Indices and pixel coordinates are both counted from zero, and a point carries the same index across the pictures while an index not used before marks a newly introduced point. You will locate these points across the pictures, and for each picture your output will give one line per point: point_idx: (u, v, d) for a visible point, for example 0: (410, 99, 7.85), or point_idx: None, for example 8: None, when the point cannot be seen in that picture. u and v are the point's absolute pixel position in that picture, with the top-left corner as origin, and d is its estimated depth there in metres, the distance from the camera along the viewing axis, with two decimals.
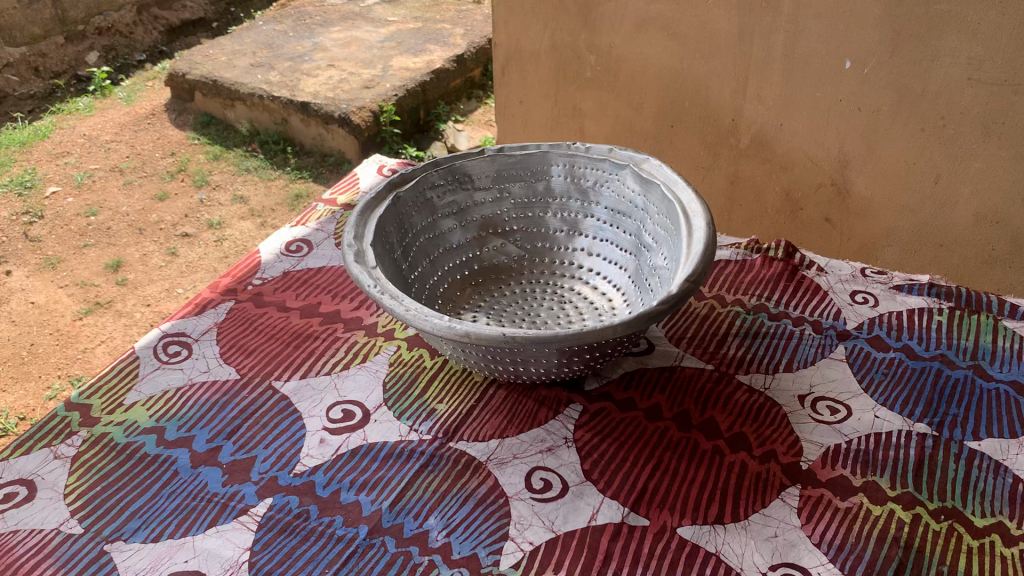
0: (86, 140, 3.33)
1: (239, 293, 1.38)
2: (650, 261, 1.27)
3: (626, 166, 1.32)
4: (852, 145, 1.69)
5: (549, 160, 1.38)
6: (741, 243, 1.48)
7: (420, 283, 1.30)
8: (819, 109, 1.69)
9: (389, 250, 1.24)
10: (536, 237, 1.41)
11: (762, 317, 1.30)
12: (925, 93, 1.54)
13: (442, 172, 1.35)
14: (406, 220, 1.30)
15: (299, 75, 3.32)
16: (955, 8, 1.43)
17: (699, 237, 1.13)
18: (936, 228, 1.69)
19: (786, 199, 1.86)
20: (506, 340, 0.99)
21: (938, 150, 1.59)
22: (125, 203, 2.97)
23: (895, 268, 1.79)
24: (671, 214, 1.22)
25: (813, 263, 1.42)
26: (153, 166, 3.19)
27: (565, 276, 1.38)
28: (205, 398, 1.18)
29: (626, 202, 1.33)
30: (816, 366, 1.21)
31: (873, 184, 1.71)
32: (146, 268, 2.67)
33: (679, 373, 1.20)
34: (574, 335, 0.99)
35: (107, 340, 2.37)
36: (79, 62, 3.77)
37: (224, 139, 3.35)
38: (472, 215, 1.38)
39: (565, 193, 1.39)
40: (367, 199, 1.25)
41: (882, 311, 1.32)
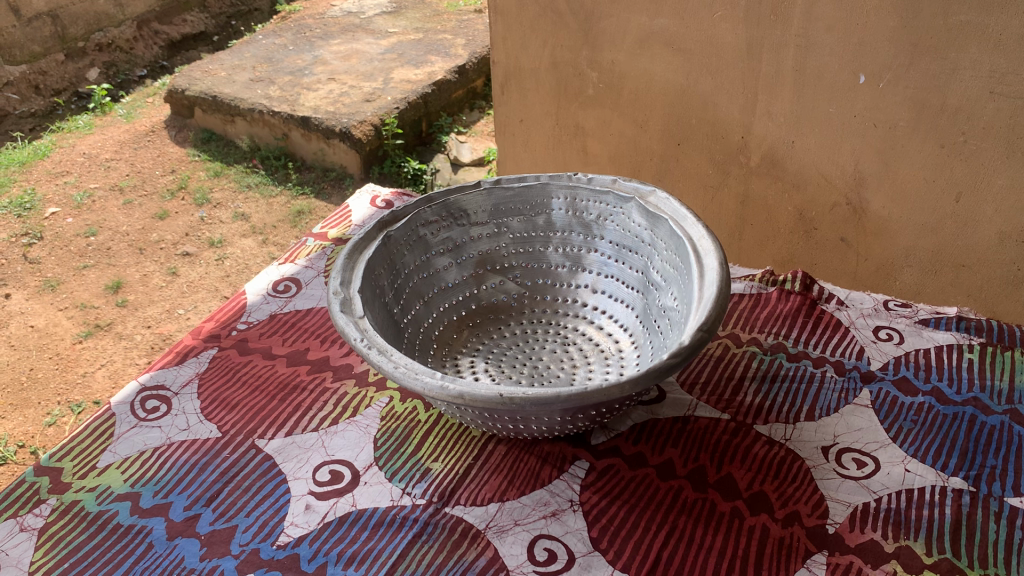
0: (85, 159, 3.27)
1: (222, 339, 1.30)
2: (658, 301, 1.19)
3: (631, 199, 1.23)
4: (868, 163, 1.60)
5: (549, 193, 1.29)
6: (755, 275, 1.39)
7: (413, 326, 1.22)
8: (833, 126, 1.60)
9: (380, 295, 1.16)
10: (536, 273, 1.33)
11: (780, 359, 1.22)
12: (944, 109, 1.45)
13: (436, 207, 1.27)
14: (397, 261, 1.22)
15: (300, 89, 3.25)
16: (977, 17, 1.34)
17: (712, 279, 1.04)
18: (958, 249, 1.60)
19: (799, 219, 1.77)
20: (504, 401, 0.91)
21: (959, 167, 1.50)
22: (125, 223, 2.90)
23: (917, 290, 1.70)
24: (680, 251, 1.14)
25: (832, 296, 1.34)
26: (153, 184, 3.12)
27: (568, 315, 1.30)
28: (184, 459, 1.10)
29: (633, 237, 1.25)
30: (839, 414, 1.13)
31: (890, 204, 1.62)
32: (147, 289, 2.59)
33: (692, 424, 1.11)
34: (577, 395, 0.90)
35: (107, 364, 2.29)
36: (80, 79, 3.71)
37: (225, 156, 3.28)
38: (469, 252, 1.30)
39: (567, 226, 1.30)
40: (355, 240, 1.17)
41: (908, 348, 1.23)
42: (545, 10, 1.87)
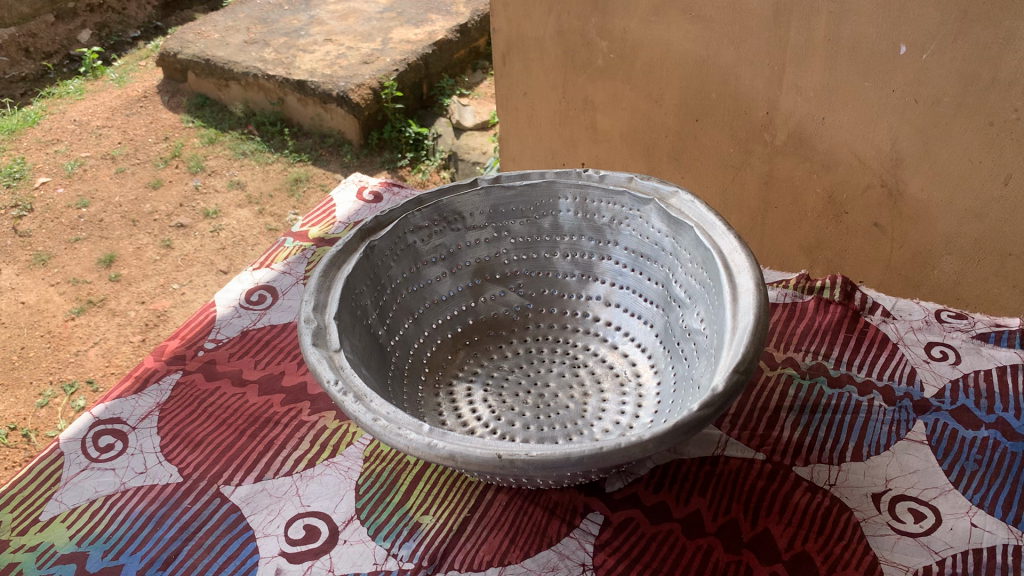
0: (76, 126, 3.09)
1: (188, 360, 1.15)
2: (682, 321, 1.04)
3: (649, 201, 1.07)
4: (907, 142, 1.41)
5: (555, 191, 1.14)
6: (789, 280, 1.24)
7: (401, 349, 1.07)
8: (868, 102, 1.41)
9: (361, 317, 1.01)
10: (541, 282, 1.18)
11: (821, 384, 1.07)
12: (995, 83, 1.27)
13: (427, 211, 1.11)
14: (383, 274, 1.07)
15: (295, 51, 3.06)
16: None
17: (747, 305, 0.89)
18: (1005, 236, 1.41)
19: (828, 202, 1.58)
20: (503, 463, 0.76)
21: (1010, 147, 1.32)
22: (118, 193, 2.74)
23: (957, 281, 1.52)
24: (708, 265, 0.98)
25: (877, 306, 1.19)
26: (146, 152, 2.94)
27: (578, 331, 1.15)
28: (138, 510, 0.96)
29: (652, 244, 1.09)
30: (891, 453, 0.98)
31: (931, 186, 1.43)
32: (140, 263, 2.44)
33: (721, 467, 0.97)
34: (591, 457, 0.75)
35: (101, 342, 2.16)
36: (71, 42, 3.50)
37: (220, 122, 3.11)
38: (464, 259, 1.15)
39: (576, 230, 1.15)
40: (333, 254, 1.02)
41: (966, 370, 1.08)
42: None
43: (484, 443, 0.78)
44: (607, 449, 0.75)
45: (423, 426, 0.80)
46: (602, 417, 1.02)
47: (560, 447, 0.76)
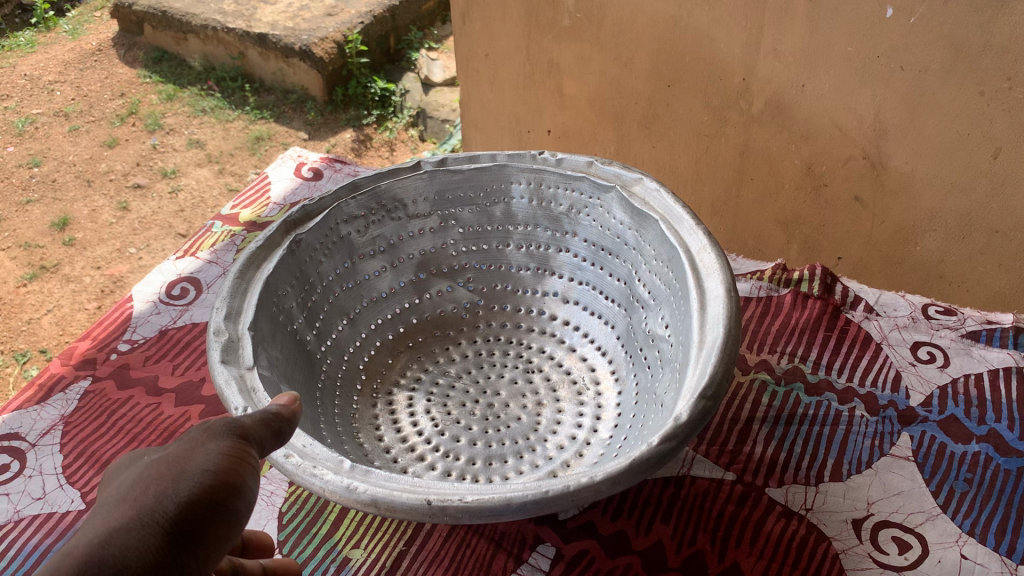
0: (27, 81, 2.89)
1: (99, 364, 1.04)
2: (646, 325, 0.94)
3: (610, 189, 0.96)
4: (891, 112, 1.28)
5: (506, 176, 1.02)
6: (764, 271, 1.16)
7: (334, 356, 0.96)
8: (851, 68, 1.27)
9: (284, 323, 0.89)
10: (492, 275, 1.07)
11: (797, 391, 0.98)
12: (987, 49, 1.14)
13: (362, 199, 0.99)
14: (311, 271, 0.95)
15: (256, 2, 2.86)
16: None
17: (717, 315, 0.78)
18: (993, 213, 1.29)
19: (806, 174, 1.45)
20: (433, 511, 0.65)
21: (1001, 119, 1.19)
22: (72, 151, 2.55)
23: (941, 258, 1.39)
24: (674, 265, 0.87)
25: (859, 301, 1.10)
26: (102, 110, 2.73)
27: (533, 331, 1.04)
28: (33, 543, 0.83)
29: (614, 237, 0.99)
30: (874, 472, 0.89)
31: (915, 159, 1.30)
32: (96, 226, 2.27)
33: (687, 489, 0.88)
34: (536, 504, 0.65)
35: (54, 310, 2.02)
36: None
37: (177, 77, 2.89)
38: (406, 251, 1.04)
39: (530, 219, 1.04)
40: (251, 251, 0.90)
41: (955, 374, 0.99)
42: None
43: (413, 486, 0.67)
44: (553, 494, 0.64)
45: (342, 465, 0.69)
46: (557, 432, 0.91)
47: (499, 491, 0.65)
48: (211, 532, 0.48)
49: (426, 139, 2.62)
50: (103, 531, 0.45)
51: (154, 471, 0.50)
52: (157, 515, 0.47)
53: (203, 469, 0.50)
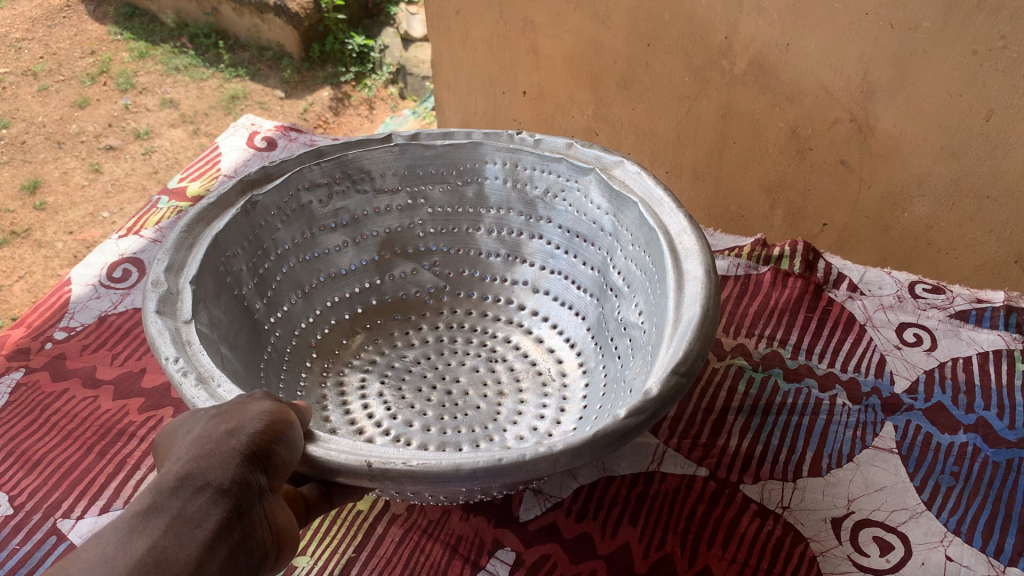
0: None
1: (32, 355, 1.00)
2: (618, 313, 0.88)
3: (589, 171, 0.90)
4: (880, 71, 1.21)
5: (481, 154, 0.95)
6: (743, 247, 1.10)
7: (284, 329, 0.90)
8: (838, 25, 1.20)
9: (231, 286, 0.82)
10: (460, 261, 1.00)
11: (775, 377, 0.93)
12: (981, 5, 1.07)
13: (327, 166, 0.92)
14: (265, 237, 0.88)
15: None
16: None
17: (693, 294, 0.71)
18: (983, 177, 1.22)
19: (791, 137, 1.37)
20: (373, 475, 0.56)
21: (994, 79, 1.12)
22: (42, 112, 2.39)
23: (929, 225, 1.32)
24: (652, 248, 0.81)
25: (842, 280, 1.05)
26: (71, 69, 2.56)
27: (499, 321, 0.97)
28: None
29: (590, 223, 0.92)
30: (855, 465, 0.84)
31: (904, 122, 1.23)
32: (67, 189, 2.15)
33: (656, 487, 0.83)
34: (489, 472, 0.56)
35: (25, 276, 1.91)
36: None
37: (149, 34, 2.73)
38: (370, 229, 0.97)
39: (504, 202, 0.97)
40: (202, 207, 0.83)
41: (942, 357, 0.94)
42: None
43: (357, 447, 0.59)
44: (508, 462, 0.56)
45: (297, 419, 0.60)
46: (517, 423, 0.84)
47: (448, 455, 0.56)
48: (276, 460, 0.54)
49: (406, 98, 2.52)
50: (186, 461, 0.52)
51: (220, 416, 0.55)
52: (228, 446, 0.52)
53: (261, 412, 0.55)
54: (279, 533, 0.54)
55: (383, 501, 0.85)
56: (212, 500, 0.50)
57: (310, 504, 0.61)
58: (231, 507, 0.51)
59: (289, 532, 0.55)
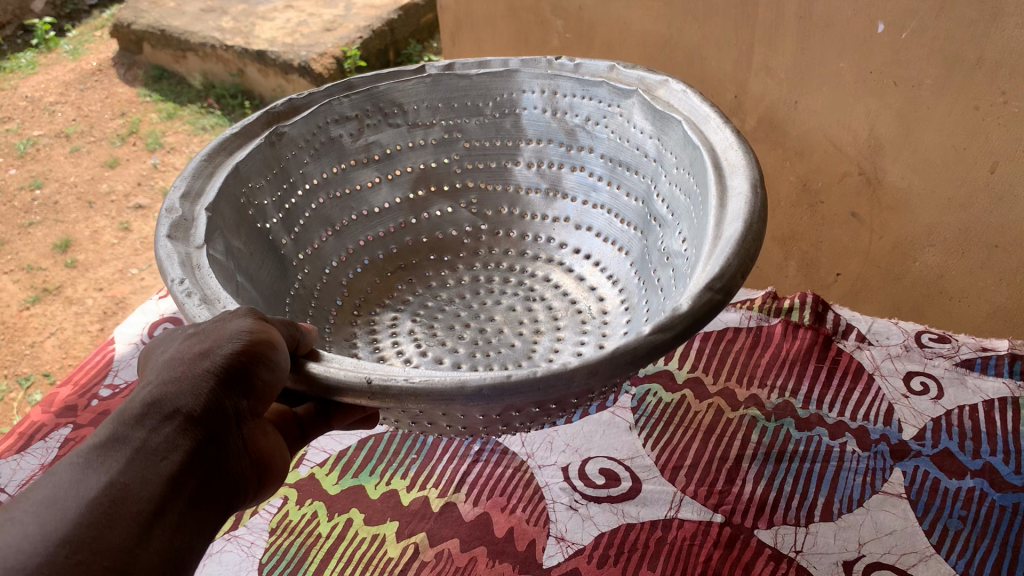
0: (27, 103, 2.71)
1: (79, 411, 1.06)
2: (662, 243, 0.84)
3: (632, 93, 0.90)
4: (885, 127, 1.25)
5: (517, 84, 0.96)
6: (754, 300, 1.16)
7: (312, 266, 0.88)
8: (843, 84, 1.26)
9: (252, 216, 0.82)
10: (498, 198, 0.98)
11: (787, 427, 0.98)
12: (980, 63, 1.11)
13: (357, 98, 0.94)
14: (292, 169, 0.88)
15: (254, 19, 2.78)
16: None
17: (735, 213, 0.69)
18: (991, 226, 1.24)
19: (802, 190, 1.42)
20: (372, 392, 0.55)
21: (997, 133, 1.15)
22: (72, 172, 2.46)
23: (940, 275, 1.35)
24: (696, 167, 0.79)
25: (851, 329, 1.10)
26: (102, 130, 2.64)
27: (538, 259, 0.95)
28: None
29: (634, 150, 0.91)
30: (865, 510, 0.87)
31: (911, 174, 1.27)
32: (97, 247, 2.23)
33: (674, 533, 0.87)
34: (494, 390, 0.54)
35: (57, 332, 1.97)
36: (25, 11, 2.97)
37: (177, 95, 2.81)
38: (403, 165, 0.96)
39: (543, 133, 0.97)
40: (226, 137, 0.85)
41: (948, 405, 0.98)
42: None
43: (359, 365, 0.57)
44: (515, 379, 0.53)
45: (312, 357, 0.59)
46: (554, 357, 0.82)
47: (449, 373, 0.54)
48: (254, 380, 0.56)
49: None
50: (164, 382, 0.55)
51: (203, 332, 0.57)
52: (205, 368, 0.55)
53: (240, 332, 0.56)
54: (262, 458, 0.59)
55: (412, 549, 0.89)
56: (182, 429, 0.54)
57: (304, 424, 0.65)
58: (204, 435, 0.55)
59: (271, 456, 0.60)
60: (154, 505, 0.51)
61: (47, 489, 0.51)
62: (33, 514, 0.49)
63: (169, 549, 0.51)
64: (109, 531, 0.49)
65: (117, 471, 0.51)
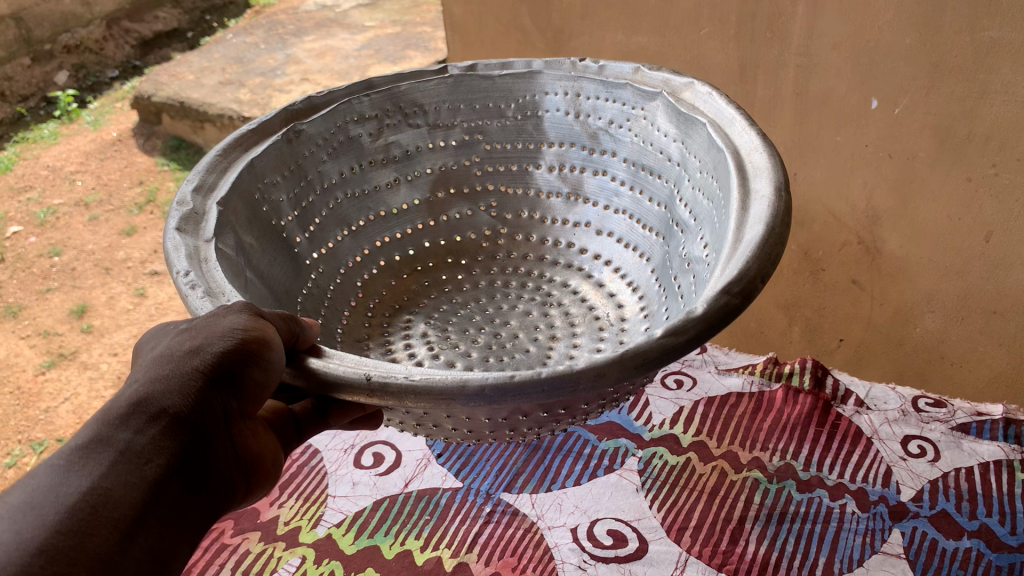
0: (49, 171, 2.76)
1: None
2: (683, 249, 0.83)
3: (657, 94, 0.89)
4: (882, 198, 1.31)
5: (540, 85, 0.97)
6: (756, 366, 1.21)
7: (328, 265, 0.89)
8: (840, 158, 1.32)
9: (268, 212, 0.83)
10: (519, 202, 0.98)
11: (789, 488, 1.01)
12: (970, 138, 1.18)
13: (377, 98, 0.95)
14: (310, 167, 0.89)
15: (272, 92, 2.87)
16: (1010, 33, 1.07)
17: (758, 215, 0.68)
18: (988, 293, 1.29)
19: (803, 259, 1.47)
20: (371, 389, 0.55)
21: (989, 204, 1.21)
22: (91, 240, 2.52)
23: (941, 339, 1.38)
24: (719, 170, 0.79)
25: (849, 395, 1.14)
26: (120, 198, 2.70)
27: (558, 264, 0.94)
28: None
29: (657, 154, 0.90)
30: (865, 569, 0.90)
31: (909, 243, 1.32)
32: (113, 313, 2.28)
33: None
34: (498, 389, 0.53)
35: (72, 397, 2.00)
36: (48, 84, 3.08)
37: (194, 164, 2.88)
38: (423, 166, 0.97)
39: (566, 136, 0.96)
40: (243, 133, 0.87)
41: (945, 467, 1.02)
42: (507, 26, 1.59)
43: (359, 363, 0.58)
44: (519, 379, 0.53)
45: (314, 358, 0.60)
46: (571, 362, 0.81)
47: (452, 372, 0.54)
48: (246, 375, 0.58)
49: None
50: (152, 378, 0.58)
51: (197, 328, 0.60)
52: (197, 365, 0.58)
53: (232, 328, 0.58)
54: (253, 458, 0.62)
55: None
56: (171, 424, 0.57)
57: (300, 419, 0.68)
58: (192, 430, 0.58)
59: (263, 454, 0.63)
60: (135, 513, 0.53)
61: (25, 494, 0.53)
62: (11, 519, 0.51)
63: (147, 560, 0.54)
64: (88, 540, 0.51)
65: (98, 476, 0.53)
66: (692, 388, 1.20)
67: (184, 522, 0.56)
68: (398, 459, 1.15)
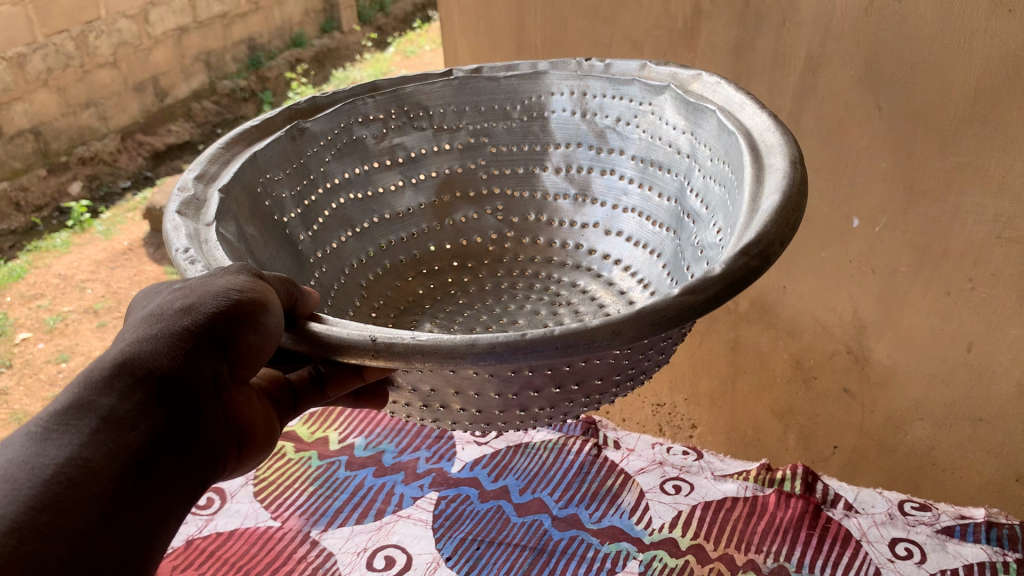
0: (60, 280, 2.75)
1: None
2: (694, 238, 0.89)
3: (665, 89, 0.98)
4: (868, 311, 1.40)
5: (545, 87, 1.06)
6: (750, 471, 1.27)
7: (331, 264, 0.95)
8: (827, 271, 1.42)
9: (268, 205, 0.90)
10: (526, 205, 1.05)
11: None
12: (946, 255, 1.28)
13: (381, 100, 1.03)
14: (313, 167, 0.97)
15: None
16: (974, 159, 1.20)
17: (774, 184, 0.75)
18: (974, 401, 1.35)
19: (795, 367, 1.55)
20: (378, 349, 0.59)
21: (969, 316, 1.30)
22: (98, 345, 2.42)
23: (931, 447, 1.44)
24: (731, 155, 0.86)
25: (839, 499, 1.21)
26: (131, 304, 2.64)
27: (567, 265, 1.01)
28: None
29: (666, 148, 0.98)
30: None
31: (896, 352, 1.40)
32: None
33: None
34: (510, 347, 0.57)
35: None
36: (62, 194, 3.18)
37: None
38: (427, 169, 1.04)
39: (573, 136, 1.05)
40: (248, 128, 0.95)
41: (931, 569, 1.08)
42: None
43: (365, 329, 0.62)
44: (531, 338, 0.57)
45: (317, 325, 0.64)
46: None
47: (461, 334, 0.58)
48: (239, 339, 0.63)
49: None
50: (143, 337, 0.62)
51: (192, 290, 0.65)
52: (191, 327, 0.63)
53: (228, 289, 0.63)
54: (244, 423, 0.67)
55: None
56: (162, 383, 0.61)
57: (296, 387, 0.73)
58: (183, 390, 0.62)
59: (253, 422, 0.68)
60: (114, 488, 0.56)
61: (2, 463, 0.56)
62: None
63: (124, 539, 0.56)
64: (67, 515, 0.54)
65: (78, 444, 0.56)
66: (689, 493, 1.26)
67: (173, 493, 0.60)
68: (409, 562, 1.20)
